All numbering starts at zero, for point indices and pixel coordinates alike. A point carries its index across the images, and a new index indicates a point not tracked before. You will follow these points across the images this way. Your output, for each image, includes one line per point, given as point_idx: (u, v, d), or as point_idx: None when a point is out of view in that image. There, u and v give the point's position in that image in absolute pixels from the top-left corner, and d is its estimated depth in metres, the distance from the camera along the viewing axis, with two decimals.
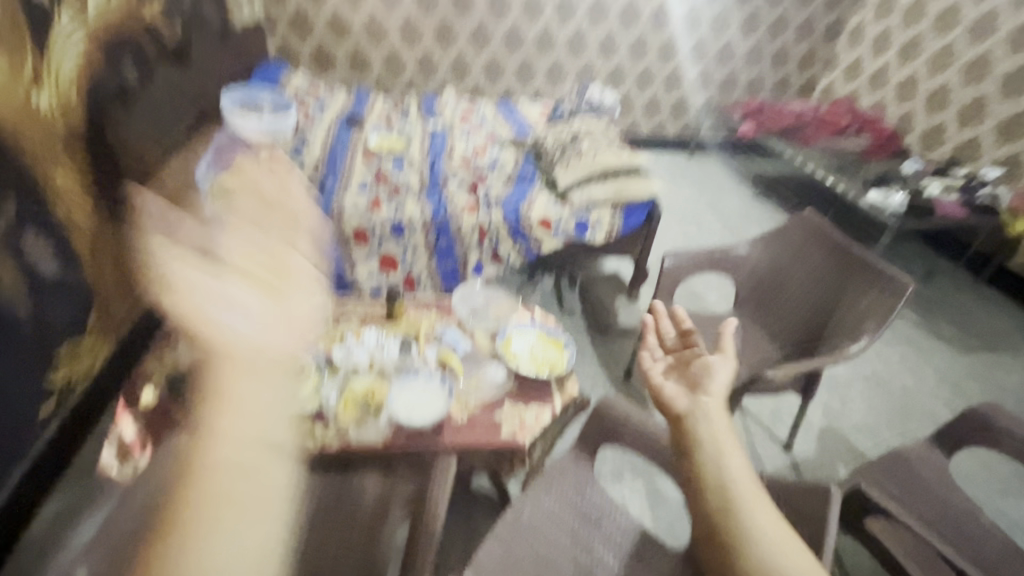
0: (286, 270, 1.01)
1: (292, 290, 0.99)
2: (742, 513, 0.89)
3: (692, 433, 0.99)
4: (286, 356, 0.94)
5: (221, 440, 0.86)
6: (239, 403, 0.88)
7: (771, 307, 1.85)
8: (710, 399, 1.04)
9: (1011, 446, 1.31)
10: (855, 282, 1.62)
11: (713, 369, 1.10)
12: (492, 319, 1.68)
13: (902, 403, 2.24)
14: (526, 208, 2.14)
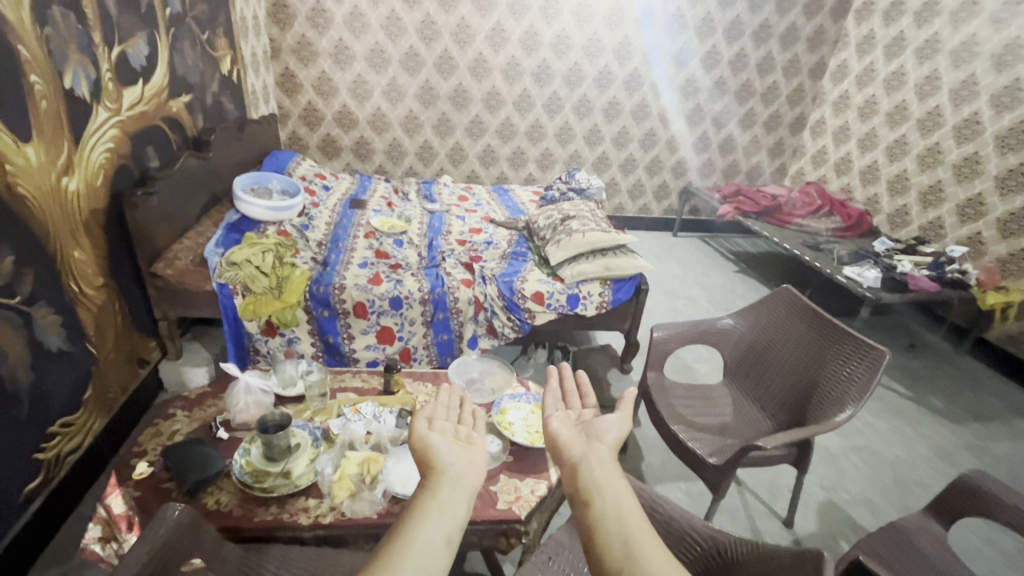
0: (460, 460, 0.86)
1: (467, 474, 0.84)
2: (641, 559, 0.69)
3: (586, 481, 0.80)
4: (437, 555, 0.69)
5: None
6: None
7: (759, 377, 1.91)
8: (603, 446, 0.87)
9: (1005, 515, 1.32)
10: (836, 350, 1.68)
11: (603, 425, 0.91)
12: (488, 390, 1.71)
13: (899, 475, 2.23)
14: (519, 283, 2.24)
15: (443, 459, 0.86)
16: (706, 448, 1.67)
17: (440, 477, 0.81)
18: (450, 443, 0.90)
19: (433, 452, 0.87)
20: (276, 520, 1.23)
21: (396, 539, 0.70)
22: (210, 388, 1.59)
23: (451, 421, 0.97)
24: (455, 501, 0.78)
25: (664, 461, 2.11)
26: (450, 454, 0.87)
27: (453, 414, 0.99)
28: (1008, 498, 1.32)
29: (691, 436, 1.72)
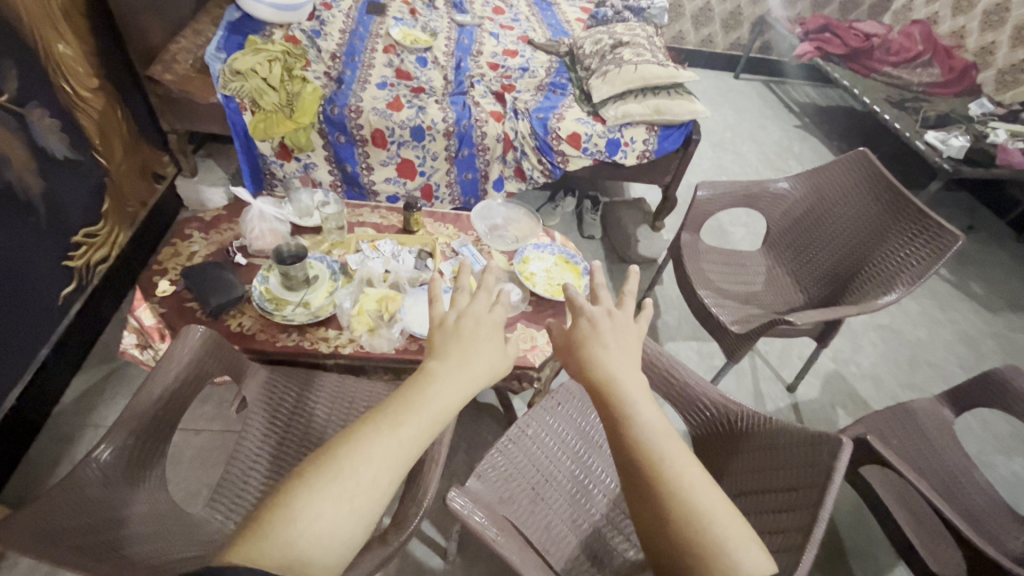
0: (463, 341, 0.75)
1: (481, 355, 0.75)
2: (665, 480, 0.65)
3: (603, 377, 0.72)
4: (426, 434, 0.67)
5: (305, 503, 0.59)
6: (350, 469, 0.61)
7: (802, 248, 1.77)
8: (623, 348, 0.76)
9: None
10: (905, 228, 1.51)
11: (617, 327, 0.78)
12: (511, 238, 1.63)
13: (914, 356, 2.21)
14: (555, 121, 2.00)
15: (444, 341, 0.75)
16: (729, 314, 1.63)
17: (438, 359, 0.72)
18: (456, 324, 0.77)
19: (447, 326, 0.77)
20: (297, 347, 1.26)
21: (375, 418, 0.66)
22: (225, 211, 1.54)
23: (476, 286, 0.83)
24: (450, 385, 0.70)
25: (681, 321, 2.11)
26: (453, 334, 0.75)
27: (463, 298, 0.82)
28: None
29: (717, 303, 1.66)
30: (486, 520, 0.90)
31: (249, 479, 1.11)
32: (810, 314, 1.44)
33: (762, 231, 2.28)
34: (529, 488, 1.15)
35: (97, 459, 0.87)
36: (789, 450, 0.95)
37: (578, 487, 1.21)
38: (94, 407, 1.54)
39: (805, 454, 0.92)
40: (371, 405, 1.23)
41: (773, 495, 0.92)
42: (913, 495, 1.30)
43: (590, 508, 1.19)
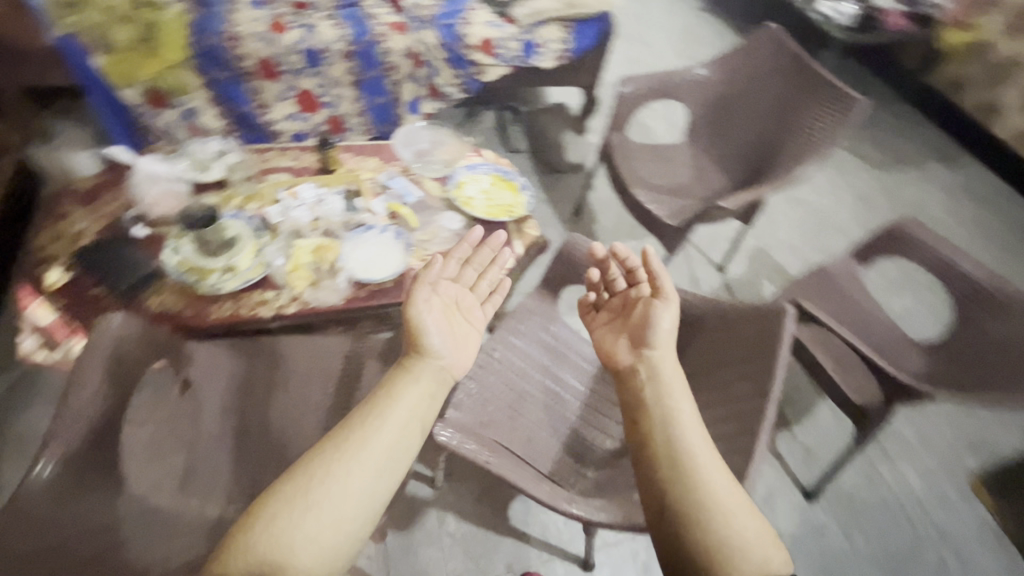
0: (449, 344, 1.00)
1: (449, 360, 0.99)
2: (695, 481, 0.79)
3: (653, 400, 0.89)
4: (410, 437, 0.85)
5: (291, 514, 0.72)
6: (336, 474, 0.77)
7: (723, 134, 1.82)
8: (663, 333, 1.00)
9: (919, 255, 1.48)
10: (809, 102, 1.58)
11: (659, 315, 1.01)
12: (441, 163, 1.53)
13: (821, 221, 2.43)
14: (462, 27, 1.84)
15: (430, 341, 0.98)
16: (663, 209, 1.68)
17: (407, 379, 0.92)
18: (446, 312, 1.05)
19: (423, 333, 0.99)
20: (235, 315, 1.16)
21: (359, 427, 0.83)
22: (105, 177, 1.32)
23: (452, 292, 1.10)
24: (428, 392, 0.92)
25: (616, 223, 2.15)
26: (438, 337, 0.99)
27: (451, 271, 1.13)
28: (927, 241, 1.46)
29: (651, 199, 1.70)
30: (476, 445, 0.93)
31: (219, 462, 1.06)
32: (738, 196, 1.51)
33: (680, 123, 2.31)
34: (505, 407, 1.19)
35: (40, 478, 0.80)
36: (740, 326, 1.04)
37: (551, 397, 1.26)
38: (10, 421, 1.38)
39: (755, 325, 1.01)
40: (331, 360, 1.21)
41: (728, 368, 1.02)
42: (835, 345, 1.48)
43: (565, 413, 1.25)
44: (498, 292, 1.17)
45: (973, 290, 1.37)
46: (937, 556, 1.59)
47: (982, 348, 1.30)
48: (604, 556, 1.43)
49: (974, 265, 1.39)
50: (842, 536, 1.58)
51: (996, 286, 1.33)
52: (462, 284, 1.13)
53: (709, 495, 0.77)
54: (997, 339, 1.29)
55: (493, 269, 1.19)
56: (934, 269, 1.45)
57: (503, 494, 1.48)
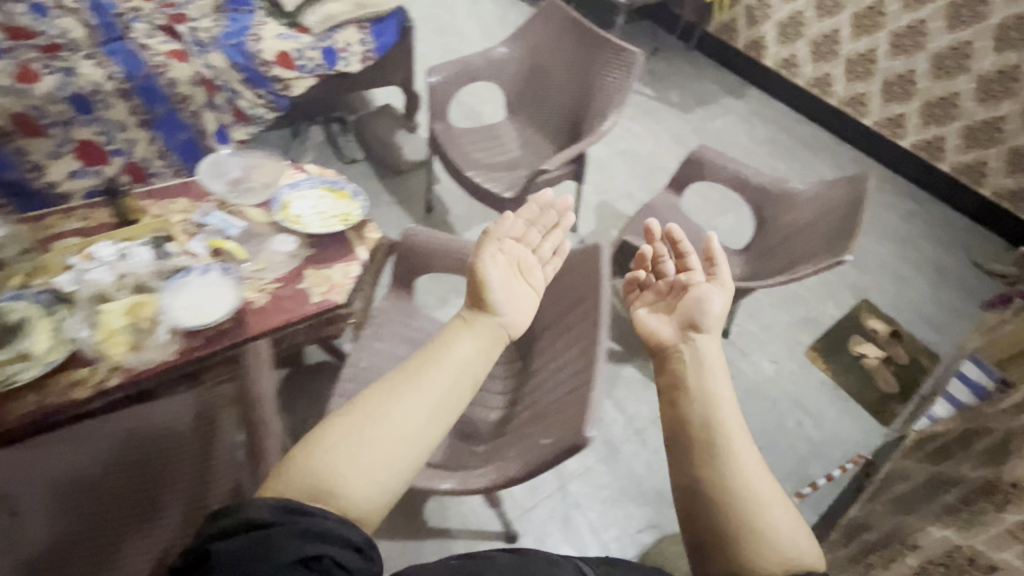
0: (506, 300, 0.94)
1: (514, 319, 0.93)
2: (732, 460, 0.72)
3: (690, 377, 0.82)
4: (464, 385, 0.79)
5: (338, 446, 0.69)
6: (383, 413, 0.72)
7: (538, 105, 1.92)
8: (715, 318, 0.89)
9: (715, 174, 1.70)
10: (599, 59, 1.73)
11: (710, 298, 0.92)
12: (261, 187, 1.45)
13: (650, 167, 2.68)
14: (253, 44, 1.76)
15: (494, 298, 0.93)
16: (499, 184, 1.74)
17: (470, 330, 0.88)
18: (510, 271, 1.00)
19: (487, 284, 0.94)
20: (42, 408, 1.01)
21: (415, 369, 0.78)
22: None
23: (515, 252, 1.03)
24: (485, 347, 0.85)
25: (468, 209, 2.20)
26: (501, 294, 0.94)
27: (518, 229, 1.06)
28: (719, 161, 1.68)
29: (486, 178, 1.76)
30: None
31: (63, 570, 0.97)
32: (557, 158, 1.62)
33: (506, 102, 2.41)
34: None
35: None
36: (571, 272, 1.15)
37: None
38: None
39: (582, 268, 1.12)
40: (178, 427, 1.14)
41: (570, 313, 1.12)
42: None
43: None
44: (560, 256, 1.09)
45: (764, 193, 1.63)
46: (797, 421, 1.87)
47: (779, 239, 1.55)
48: (527, 524, 1.48)
49: (758, 172, 1.64)
50: None
51: (780, 185, 1.60)
52: (525, 245, 1.07)
53: (755, 479, 0.71)
54: (788, 228, 1.54)
55: (557, 235, 1.11)
56: (730, 184, 1.68)
57: (416, 499, 1.47)
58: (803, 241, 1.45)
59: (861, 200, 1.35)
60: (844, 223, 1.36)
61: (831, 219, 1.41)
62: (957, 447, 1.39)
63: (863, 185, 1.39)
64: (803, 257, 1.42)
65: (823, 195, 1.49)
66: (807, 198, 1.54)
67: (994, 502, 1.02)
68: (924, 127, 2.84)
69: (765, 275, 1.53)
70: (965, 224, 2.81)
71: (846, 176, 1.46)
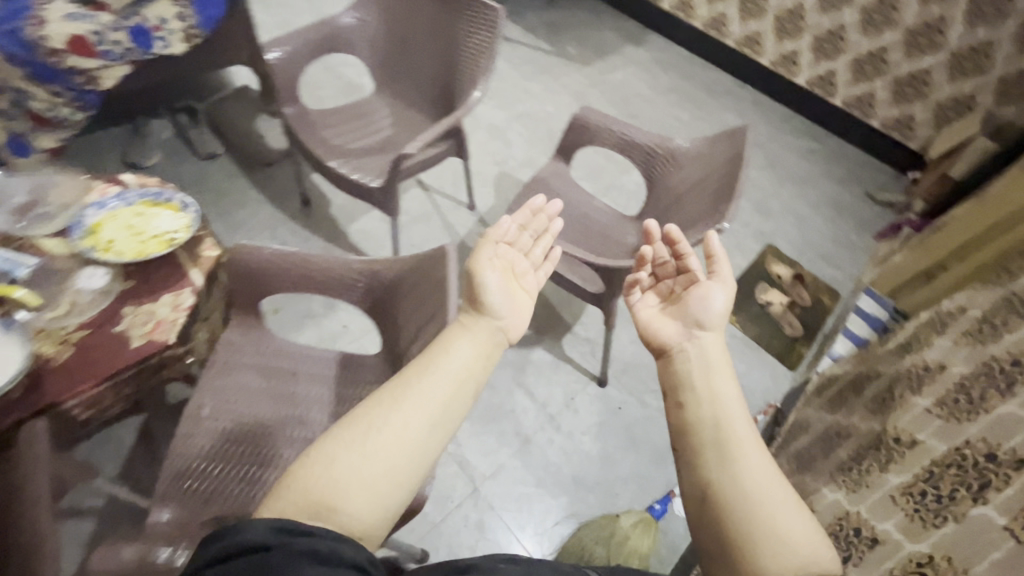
0: (507, 305, 0.95)
1: (512, 317, 0.94)
2: (742, 464, 0.75)
3: (685, 385, 0.84)
4: (462, 390, 0.82)
5: (337, 461, 0.73)
6: (380, 424, 0.76)
7: (404, 76, 1.70)
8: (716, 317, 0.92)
9: (600, 137, 1.57)
10: (461, 15, 1.52)
11: (705, 296, 0.95)
12: (57, 210, 1.20)
13: (550, 129, 2.54)
14: (32, 27, 1.38)
15: (492, 299, 0.94)
16: (367, 171, 1.54)
17: (469, 332, 0.90)
18: (506, 273, 1.01)
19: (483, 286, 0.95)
20: None
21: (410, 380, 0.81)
22: None
23: (509, 252, 1.04)
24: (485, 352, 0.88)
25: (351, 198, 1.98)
26: (498, 296, 0.95)
27: (510, 232, 1.09)
28: (603, 123, 1.55)
29: (350, 165, 1.55)
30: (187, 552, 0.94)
31: None
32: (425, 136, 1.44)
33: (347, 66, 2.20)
34: (220, 463, 1.05)
35: None
36: (416, 282, 1.04)
37: (287, 422, 1.12)
38: None
39: (425, 278, 1.03)
40: None
41: (425, 327, 1.00)
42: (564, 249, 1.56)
43: (310, 432, 1.11)
44: (550, 260, 1.11)
45: (650, 155, 1.53)
46: None
47: (669, 203, 1.47)
48: (437, 539, 1.41)
49: (642, 131, 1.52)
50: (637, 402, 1.72)
51: (664, 145, 1.50)
52: (518, 249, 1.08)
53: (766, 485, 0.74)
54: (675, 193, 1.46)
55: (547, 240, 1.14)
56: (616, 147, 1.56)
57: None
58: (689, 205, 1.38)
59: (741, 157, 1.27)
60: (726, 183, 1.28)
61: (715, 179, 1.33)
62: (851, 395, 1.40)
63: (744, 139, 1.31)
64: (691, 223, 1.34)
65: (708, 153, 1.41)
66: (693, 157, 1.45)
67: (879, 460, 1.02)
68: (816, 63, 2.84)
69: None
70: (858, 157, 2.88)
71: (727, 130, 1.38)
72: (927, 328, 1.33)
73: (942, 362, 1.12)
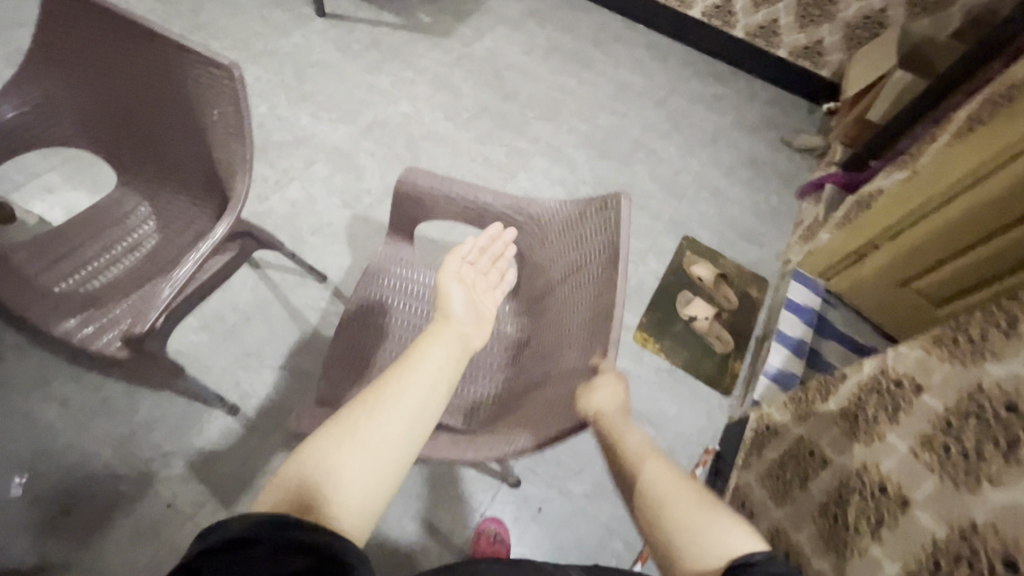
0: (472, 315, 0.90)
1: (474, 328, 0.88)
2: (650, 475, 0.72)
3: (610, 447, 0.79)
4: (448, 379, 0.75)
5: (334, 458, 0.64)
6: (375, 414, 0.67)
7: (154, 161, 1.18)
8: (612, 414, 0.79)
9: (442, 211, 1.16)
10: (185, 77, 0.99)
11: (595, 400, 0.79)
12: None
13: (410, 138, 2.04)
14: None
15: (453, 306, 0.90)
16: (120, 326, 1.08)
17: (440, 323, 0.85)
18: (471, 288, 0.96)
19: (446, 295, 0.92)
20: None
21: (395, 373, 0.72)
22: None
23: (478, 266, 1.01)
24: (458, 354, 0.80)
25: None
26: (460, 304, 0.91)
27: (472, 253, 1.01)
28: (437, 190, 1.13)
29: (91, 320, 1.07)
30: None
31: None
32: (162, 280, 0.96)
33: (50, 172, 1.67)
34: None
35: None
36: None
37: None
38: None
39: None
40: None
41: None
42: None
43: None
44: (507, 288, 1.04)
45: (508, 226, 1.13)
46: None
47: (544, 289, 1.11)
48: None
49: (493, 195, 1.12)
50: (559, 494, 1.46)
51: (524, 211, 1.10)
52: (480, 273, 1.01)
53: (677, 488, 0.69)
54: (549, 282, 1.08)
55: (503, 264, 1.06)
56: (465, 217, 1.16)
57: None
58: (564, 309, 1.00)
59: (617, 248, 0.88)
60: (600, 290, 0.91)
61: (588, 276, 0.95)
62: (790, 481, 1.16)
63: (618, 212, 0.90)
64: (566, 343, 0.96)
65: (577, 226, 1.01)
66: (560, 228, 1.05)
67: None
68: None
69: (531, 360, 1.08)
70: (769, 95, 2.54)
71: (594, 194, 0.98)
72: (872, 397, 1.08)
73: (898, 489, 0.87)
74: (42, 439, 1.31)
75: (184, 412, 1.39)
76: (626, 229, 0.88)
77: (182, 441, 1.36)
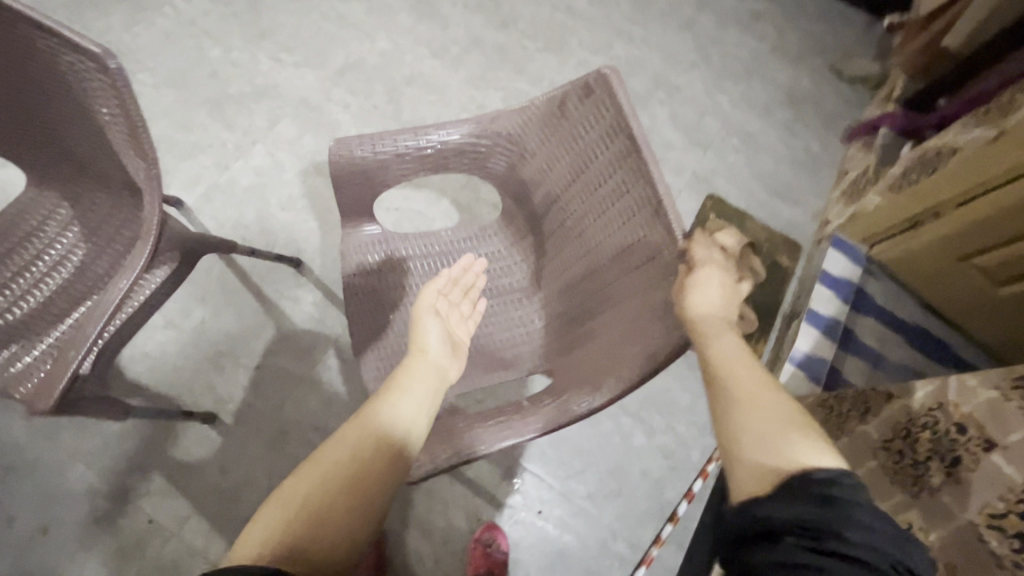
0: (450, 351, 0.85)
1: (451, 364, 0.84)
2: (741, 386, 0.64)
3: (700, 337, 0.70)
4: (424, 420, 0.75)
5: (312, 513, 0.61)
6: (354, 468, 0.66)
7: (41, 160, 0.97)
8: (710, 313, 0.71)
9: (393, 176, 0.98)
10: (54, 67, 0.77)
11: (700, 288, 0.72)
12: None
13: (391, 83, 1.74)
14: None
15: (428, 338, 0.83)
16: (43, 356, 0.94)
17: (413, 362, 0.80)
18: (448, 321, 0.88)
19: (420, 327, 0.85)
20: None
21: (374, 418, 0.71)
22: None
23: (456, 297, 0.92)
24: (433, 394, 0.78)
25: None
26: (435, 334, 0.84)
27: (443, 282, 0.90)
28: (382, 155, 0.93)
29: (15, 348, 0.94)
30: None
31: None
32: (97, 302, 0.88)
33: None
34: None
35: None
36: None
37: None
38: None
39: None
40: None
41: None
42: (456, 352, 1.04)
43: None
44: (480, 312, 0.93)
45: (477, 154, 0.97)
46: (647, 434, 1.46)
47: (552, 220, 0.98)
48: None
49: (447, 129, 0.94)
50: (562, 495, 1.39)
51: (486, 127, 0.94)
52: (457, 308, 0.91)
53: (764, 403, 0.61)
54: (547, 197, 0.96)
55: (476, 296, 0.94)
56: (424, 168, 0.98)
57: None
58: (584, 222, 0.91)
59: (629, 135, 0.79)
60: (621, 193, 0.82)
61: (600, 170, 0.85)
62: None
63: (609, 89, 0.81)
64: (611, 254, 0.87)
65: (559, 125, 0.89)
66: (538, 136, 0.92)
67: None
68: None
69: (564, 284, 0.99)
70: (821, 8, 2.11)
71: (563, 85, 0.87)
72: (926, 434, 0.92)
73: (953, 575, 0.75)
74: (8, 456, 1.24)
75: (154, 421, 1.29)
76: (627, 105, 0.80)
77: (156, 454, 1.28)
